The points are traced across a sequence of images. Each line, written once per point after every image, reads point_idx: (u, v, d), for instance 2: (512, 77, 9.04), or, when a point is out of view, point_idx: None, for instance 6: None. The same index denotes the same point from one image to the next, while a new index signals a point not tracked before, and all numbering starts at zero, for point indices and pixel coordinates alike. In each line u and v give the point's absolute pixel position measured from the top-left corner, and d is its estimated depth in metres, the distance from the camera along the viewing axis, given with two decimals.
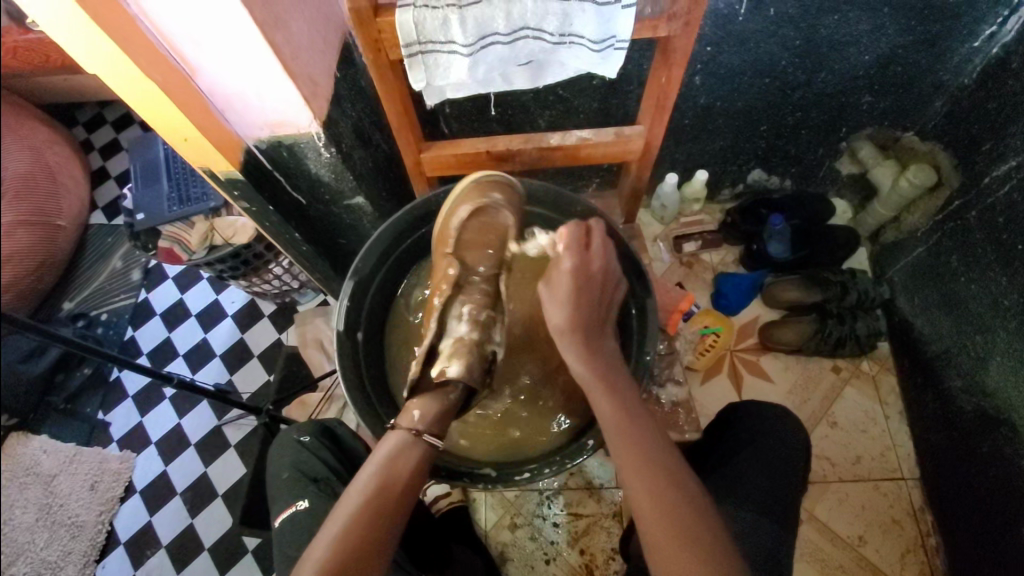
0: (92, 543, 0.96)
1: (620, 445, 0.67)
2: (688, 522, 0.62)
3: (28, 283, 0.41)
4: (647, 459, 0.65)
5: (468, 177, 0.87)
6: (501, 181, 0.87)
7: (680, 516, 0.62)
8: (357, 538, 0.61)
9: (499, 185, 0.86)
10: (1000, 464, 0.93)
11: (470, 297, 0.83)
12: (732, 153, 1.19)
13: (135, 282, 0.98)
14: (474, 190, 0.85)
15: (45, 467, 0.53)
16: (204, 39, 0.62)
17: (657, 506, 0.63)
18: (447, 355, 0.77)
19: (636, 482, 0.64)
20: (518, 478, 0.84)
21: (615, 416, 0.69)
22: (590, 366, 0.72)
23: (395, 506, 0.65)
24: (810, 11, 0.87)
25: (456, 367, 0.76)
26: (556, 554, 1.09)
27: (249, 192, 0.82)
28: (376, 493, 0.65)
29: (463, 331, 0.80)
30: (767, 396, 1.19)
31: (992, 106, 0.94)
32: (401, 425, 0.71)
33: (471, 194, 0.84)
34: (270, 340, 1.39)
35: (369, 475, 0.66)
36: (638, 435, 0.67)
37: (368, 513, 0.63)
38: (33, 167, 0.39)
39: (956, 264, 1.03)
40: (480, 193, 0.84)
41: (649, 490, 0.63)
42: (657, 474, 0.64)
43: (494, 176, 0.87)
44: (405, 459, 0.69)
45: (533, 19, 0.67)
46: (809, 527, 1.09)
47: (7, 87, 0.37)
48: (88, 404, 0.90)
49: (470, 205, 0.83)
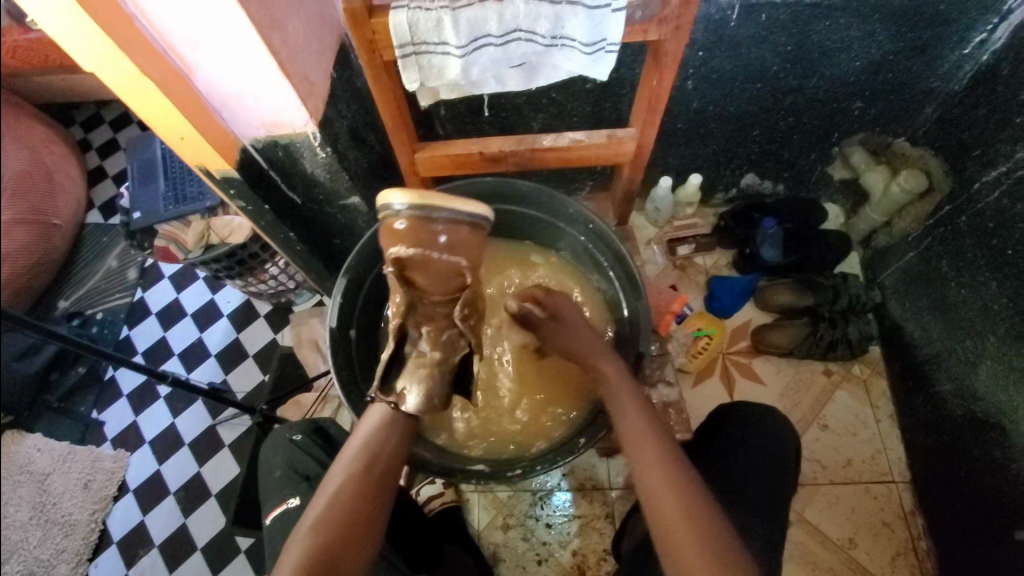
0: (84, 543, 0.95)
1: (640, 452, 0.70)
2: (705, 525, 0.63)
3: (21, 282, 0.41)
4: (675, 477, 0.67)
5: (399, 207, 0.67)
6: (433, 219, 0.67)
7: (699, 519, 0.64)
8: (341, 518, 0.66)
9: (433, 232, 0.67)
10: (989, 466, 0.94)
11: (429, 320, 0.75)
12: (726, 158, 1.20)
13: (132, 281, 0.99)
14: (404, 232, 0.67)
15: (35, 464, 0.50)
16: (201, 39, 0.63)
17: (676, 505, 0.64)
18: (406, 377, 0.74)
19: (667, 501, 0.65)
20: (509, 474, 0.83)
21: (638, 431, 0.72)
22: (619, 380, 0.77)
23: (378, 483, 0.71)
24: (801, 17, 0.88)
25: (417, 392, 0.74)
26: (549, 554, 1.10)
27: (244, 192, 0.83)
28: (361, 468, 0.70)
29: (425, 347, 0.75)
30: (758, 399, 1.20)
31: (981, 113, 0.95)
32: (380, 399, 0.76)
33: (402, 223, 0.67)
34: (265, 339, 1.37)
35: (350, 461, 0.71)
36: (658, 445, 0.70)
37: (347, 497, 0.68)
38: (32, 167, 0.40)
39: (947, 269, 1.04)
40: (413, 247, 0.67)
41: (672, 491, 0.66)
42: (684, 491, 0.66)
43: (431, 215, 0.67)
44: (380, 444, 0.73)
45: (525, 21, 0.68)
46: (800, 528, 1.10)
47: (11, 88, 0.37)
48: (82, 403, 0.91)
49: (401, 252, 0.67)
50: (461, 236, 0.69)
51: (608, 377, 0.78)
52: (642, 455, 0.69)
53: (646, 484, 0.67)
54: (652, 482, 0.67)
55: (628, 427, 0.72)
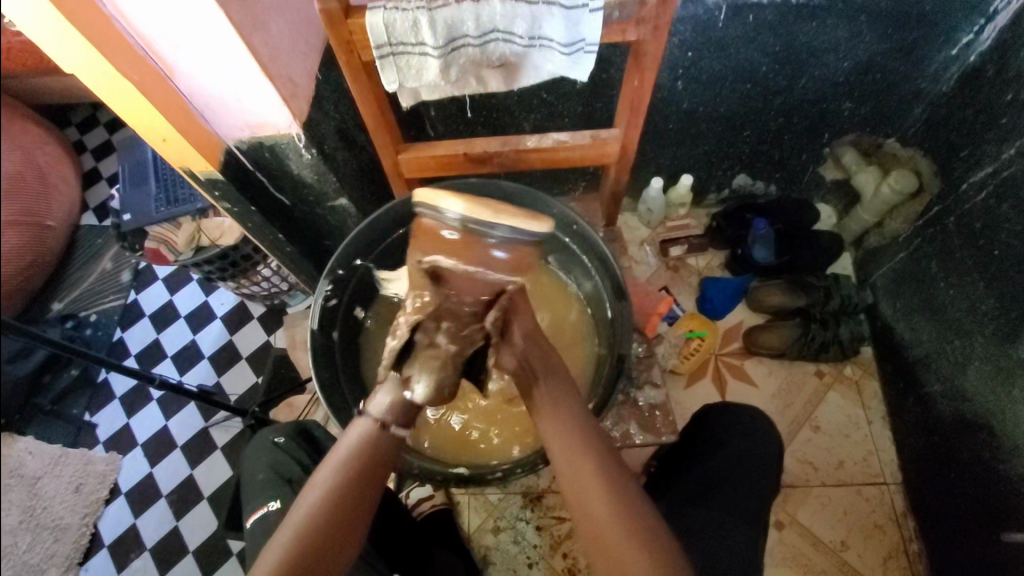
0: (75, 545, 0.95)
1: (585, 482, 0.69)
2: (659, 552, 0.65)
3: (12, 290, 0.39)
4: (630, 528, 0.66)
5: (454, 217, 0.72)
6: (486, 235, 0.72)
7: (653, 547, 0.65)
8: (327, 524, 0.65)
9: (486, 246, 0.72)
10: (978, 467, 0.93)
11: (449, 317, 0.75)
12: (717, 159, 1.20)
13: (126, 284, 0.99)
14: (455, 242, 0.73)
15: (32, 467, 0.49)
16: (181, 42, 0.63)
17: (627, 532, 0.66)
18: (418, 367, 0.72)
19: (618, 541, 0.65)
20: (491, 477, 0.84)
21: (582, 462, 0.71)
22: (564, 409, 0.75)
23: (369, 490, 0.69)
24: (788, 17, 0.88)
25: (425, 385, 0.71)
26: (539, 557, 1.09)
27: (229, 194, 0.84)
28: (354, 475, 0.68)
29: (441, 340, 0.74)
30: (749, 400, 1.20)
31: (968, 113, 0.95)
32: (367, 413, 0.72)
33: (454, 233, 0.73)
34: (258, 341, 1.36)
35: (342, 460, 0.69)
36: (604, 477, 0.70)
37: (336, 501, 0.66)
38: (23, 167, 0.37)
39: (936, 269, 1.03)
40: (462, 260, 0.72)
41: (622, 525, 0.66)
42: (644, 543, 0.65)
43: (488, 232, 0.72)
44: (373, 445, 0.70)
45: (502, 22, 0.68)
46: (790, 530, 1.09)
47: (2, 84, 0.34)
48: (73, 406, 0.91)
49: (449, 262, 0.73)
50: (514, 253, 0.73)
51: (553, 417, 0.75)
52: (593, 505, 0.68)
53: (594, 519, 0.67)
54: (598, 513, 0.67)
55: (570, 473, 0.70)
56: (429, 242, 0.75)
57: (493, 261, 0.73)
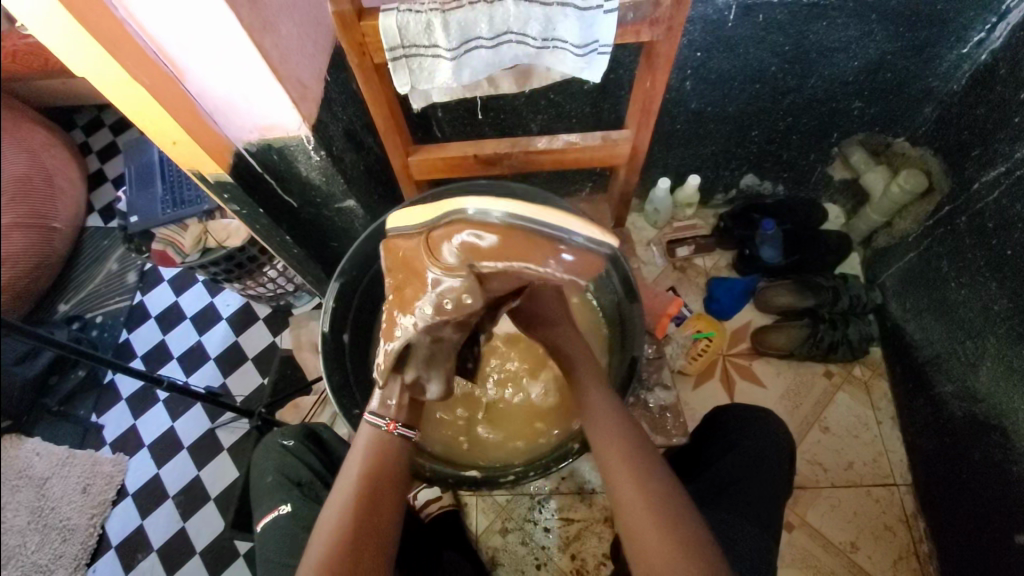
0: (83, 548, 0.95)
1: (615, 468, 0.70)
2: (685, 528, 0.64)
3: (21, 291, 0.38)
4: (654, 503, 0.66)
5: (495, 217, 0.65)
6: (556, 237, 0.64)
7: (678, 521, 0.64)
8: (357, 532, 0.67)
9: (554, 246, 0.64)
10: (991, 470, 0.92)
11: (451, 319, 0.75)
12: (724, 159, 1.20)
13: (130, 286, 0.96)
14: (511, 243, 0.65)
15: (39, 468, 0.49)
16: (192, 43, 0.63)
17: (651, 508, 0.65)
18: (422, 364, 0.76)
19: (640, 517, 0.65)
20: (503, 480, 0.86)
21: (620, 453, 0.71)
22: (600, 402, 0.77)
23: (385, 494, 0.71)
24: (798, 17, 0.87)
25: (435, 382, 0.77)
26: (547, 559, 1.09)
27: (238, 195, 0.83)
28: (368, 476, 0.71)
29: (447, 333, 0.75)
30: (758, 401, 1.20)
31: (981, 112, 0.94)
32: (368, 416, 0.77)
33: (491, 237, 0.65)
34: (264, 343, 1.37)
35: (350, 491, 0.70)
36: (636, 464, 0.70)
37: (362, 507, 0.69)
38: (30, 170, 0.36)
39: (948, 269, 1.03)
40: (528, 258, 0.64)
41: (649, 502, 0.66)
42: (671, 520, 0.64)
43: (563, 233, 0.65)
44: (383, 466, 0.73)
45: (516, 24, 0.68)
46: (800, 532, 1.09)
47: (12, 90, 0.34)
48: (82, 406, 0.91)
49: (497, 265, 0.67)
50: (586, 259, 0.65)
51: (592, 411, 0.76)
52: (621, 486, 0.68)
53: (623, 502, 0.67)
54: (627, 498, 0.67)
55: (610, 454, 0.71)
56: (465, 242, 0.67)
57: (559, 262, 0.64)
